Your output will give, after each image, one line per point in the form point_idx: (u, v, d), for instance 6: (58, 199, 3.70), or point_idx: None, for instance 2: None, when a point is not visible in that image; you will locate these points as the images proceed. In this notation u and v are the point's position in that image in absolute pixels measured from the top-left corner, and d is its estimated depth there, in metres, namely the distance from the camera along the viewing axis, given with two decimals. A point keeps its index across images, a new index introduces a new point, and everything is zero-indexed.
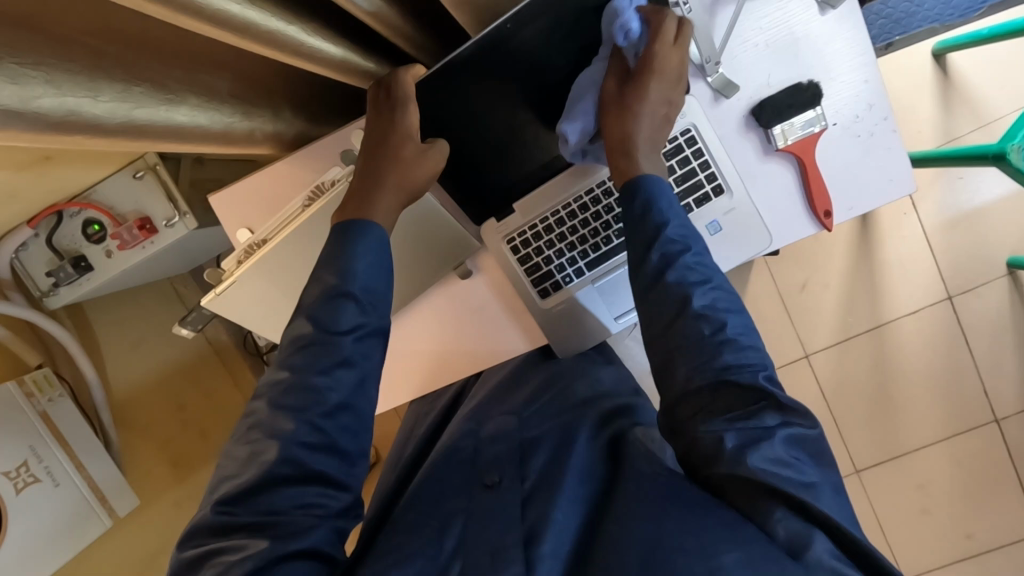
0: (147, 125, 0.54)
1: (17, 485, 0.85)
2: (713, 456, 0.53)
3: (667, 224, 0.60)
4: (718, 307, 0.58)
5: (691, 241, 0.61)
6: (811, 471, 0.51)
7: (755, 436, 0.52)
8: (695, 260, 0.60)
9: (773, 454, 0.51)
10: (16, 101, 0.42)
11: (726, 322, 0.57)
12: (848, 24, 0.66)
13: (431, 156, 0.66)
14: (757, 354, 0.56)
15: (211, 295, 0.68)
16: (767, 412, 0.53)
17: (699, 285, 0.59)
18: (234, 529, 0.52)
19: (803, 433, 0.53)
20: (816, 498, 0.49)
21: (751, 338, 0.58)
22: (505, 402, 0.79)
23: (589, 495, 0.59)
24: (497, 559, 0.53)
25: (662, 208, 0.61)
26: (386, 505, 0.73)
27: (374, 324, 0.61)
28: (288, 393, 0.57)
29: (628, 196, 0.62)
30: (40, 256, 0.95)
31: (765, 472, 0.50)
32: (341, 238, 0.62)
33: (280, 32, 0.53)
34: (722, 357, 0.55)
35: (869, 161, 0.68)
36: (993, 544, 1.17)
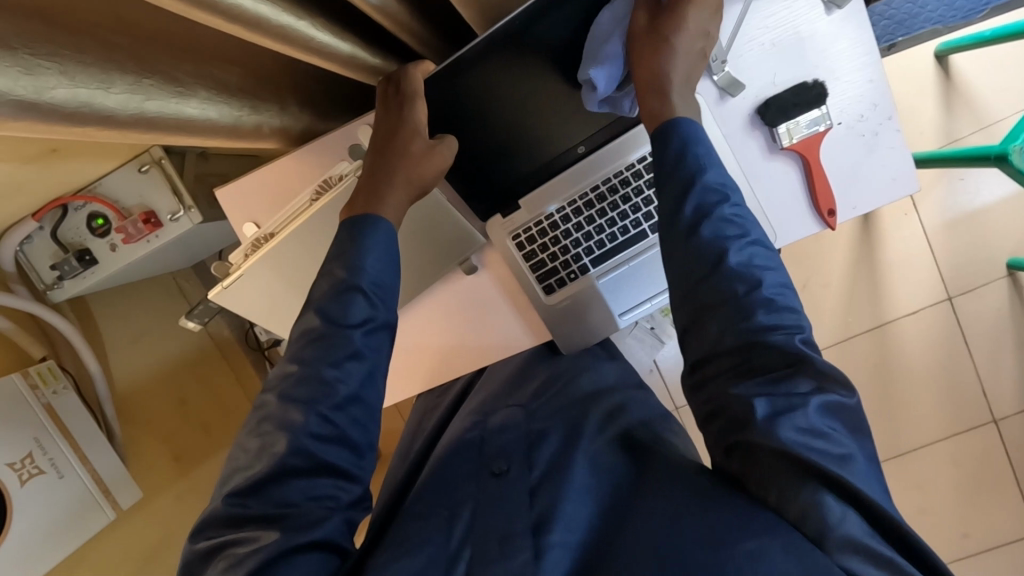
0: (159, 118, 0.55)
1: (21, 476, 0.86)
2: (742, 421, 0.52)
3: (704, 171, 0.59)
4: (754, 264, 0.57)
5: (729, 192, 0.60)
6: (846, 442, 0.49)
7: (789, 404, 0.51)
8: (733, 212, 0.59)
9: (806, 424, 0.50)
10: (30, 92, 0.42)
11: (761, 280, 0.56)
12: (854, 24, 0.66)
13: (439, 153, 0.67)
14: (795, 316, 0.55)
15: (217, 288, 0.69)
16: (800, 377, 0.52)
17: (737, 239, 0.57)
18: (244, 521, 0.53)
19: (840, 402, 0.51)
20: (851, 473, 0.48)
21: (790, 299, 0.56)
22: (510, 396, 0.79)
23: (599, 486, 0.60)
24: (506, 545, 0.53)
25: (704, 153, 0.60)
26: (395, 498, 0.74)
27: (383, 318, 0.61)
28: (298, 385, 0.57)
29: (663, 138, 0.61)
30: (45, 249, 0.95)
31: (798, 443, 0.48)
32: (352, 231, 0.62)
33: (291, 27, 0.53)
34: (756, 318, 0.54)
35: (873, 160, 0.69)
36: (991, 542, 1.18)
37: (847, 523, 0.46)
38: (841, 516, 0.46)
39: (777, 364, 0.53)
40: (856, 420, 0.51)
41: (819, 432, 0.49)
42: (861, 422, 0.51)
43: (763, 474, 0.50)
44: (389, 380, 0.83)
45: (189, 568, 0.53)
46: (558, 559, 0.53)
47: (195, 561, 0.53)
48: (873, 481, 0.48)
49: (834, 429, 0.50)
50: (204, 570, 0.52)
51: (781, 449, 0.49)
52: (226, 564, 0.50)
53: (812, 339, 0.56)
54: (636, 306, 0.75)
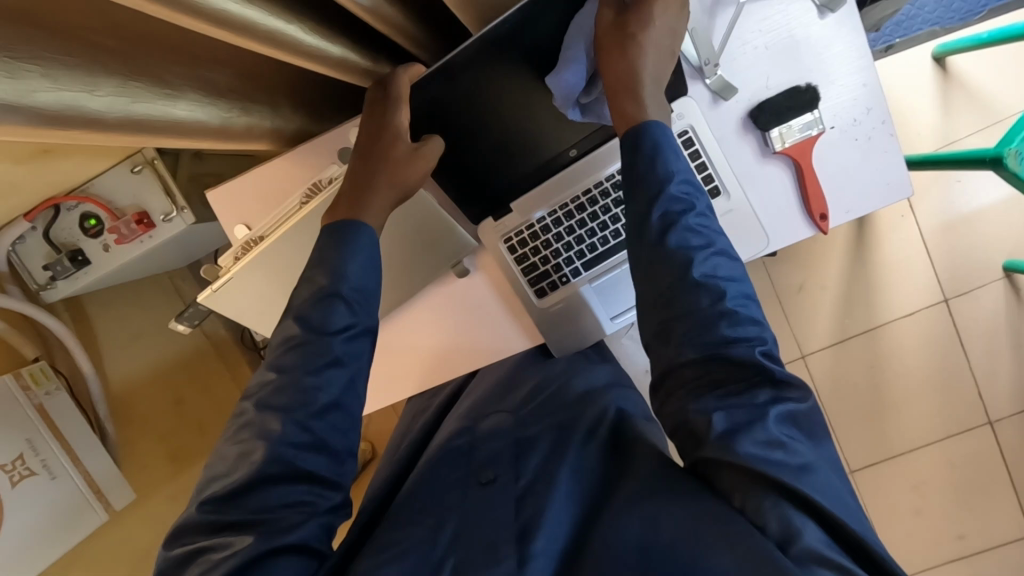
0: (146, 121, 0.54)
1: (12, 478, 0.86)
2: (703, 437, 0.54)
3: (672, 178, 0.60)
4: (718, 275, 0.58)
5: (695, 201, 0.61)
6: (804, 450, 0.52)
7: (750, 414, 0.53)
8: (697, 222, 0.60)
9: (764, 436, 0.52)
10: (13, 96, 0.42)
11: (725, 292, 0.57)
12: (848, 28, 0.66)
13: (427, 155, 0.66)
14: (760, 330, 0.57)
15: (206, 291, 0.68)
16: (758, 389, 0.55)
17: (701, 249, 0.59)
18: (220, 528, 0.53)
19: (794, 411, 0.54)
20: (812, 482, 0.49)
21: (751, 310, 0.58)
22: (501, 403, 0.79)
23: (583, 494, 0.60)
24: (490, 556, 0.53)
25: (668, 158, 0.61)
26: (385, 495, 0.74)
27: (364, 325, 0.61)
28: (276, 393, 0.57)
29: (632, 141, 0.61)
30: (38, 249, 0.95)
31: (756, 457, 0.50)
32: (334, 237, 0.62)
33: (279, 30, 0.53)
34: (720, 330, 0.56)
35: (866, 165, 0.69)
36: (984, 545, 1.18)
37: (805, 534, 0.47)
38: (800, 528, 0.47)
39: (739, 376, 0.56)
40: (811, 426, 0.54)
41: (780, 444, 0.51)
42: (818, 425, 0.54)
43: (729, 485, 0.52)
44: (380, 382, 0.83)
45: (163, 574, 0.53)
46: (544, 567, 0.52)
47: (167, 569, 0.52)
48: (839, 490, 0.50)
49: (790, 442, 0.52)
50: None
51: (743, 465, 0.50)
52: (201, 569, 0.51)
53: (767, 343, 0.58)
54: (629, 310, 0.75)
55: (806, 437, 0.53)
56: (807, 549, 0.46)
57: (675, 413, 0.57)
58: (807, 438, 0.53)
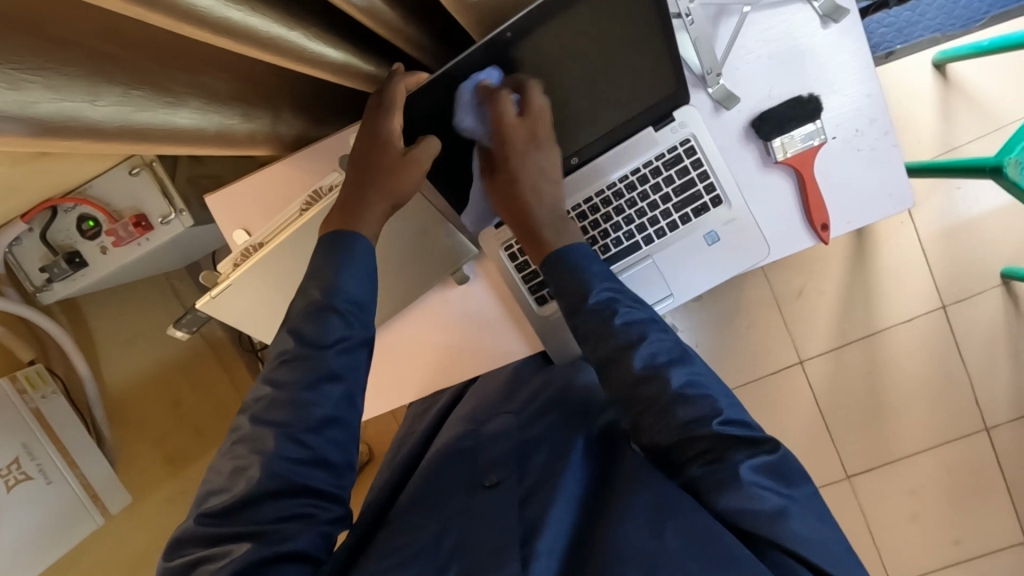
0: (148, 129, 0.54)
1: (8, 483, 0.85)
2: (698, 493, 0.57)
3: (592, 288, 0.64)
4: (658, 362, 0.60)
5: (621, 299, 0.64)
6: (786, 495, 0.53)
7: (724, 476, 0.55)
8: (626, 319, 0.62)
9: (748, 491, 0.53)
10: (14, 108, 0.41)
11: (669, 377, 0.59)
12: (851, 38, 0.66)
13: (420, 163, 0.64)
14: (712, 401, 0.58)
15: (205, 297, 0.67)
16: (736, 451, 0.56)
17: (635, 342, 0.61)
18: (219, 539, 0.53)
19: (771, 463, 0.55)
20: (798, 526, 0.51)
21: (703, 385, 0.60)
22: (506, 406, 0.79)
23: (583, 495, 0.60)
24: (498, 557, 0.53)
25: (587, 272, 0.64)
26: (390, 494, 0.75)
27: (360, 337, 0.61)
28: (272, 408, 0.57)
29: (551, 269, 0.66)
30: (35, 251, 0.94)
31: (742, 512, 0.53)
32: (331, 248, 0.61)
33: (282, 38, 0.52)
34: (677, 413, 0.58)
35: (868, 175, 0.68)
36: (980, 550, 1.18)
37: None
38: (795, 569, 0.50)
39: (716, 446, 0.56)
40: (788, 471, 0.55)
41: (757, 494, 0.53)
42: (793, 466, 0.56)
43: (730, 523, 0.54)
44: (373, 389, 0.82)
45: None
46: (546, 565, 0.53)
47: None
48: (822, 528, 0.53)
49: (772, 490, 0.53)
50: None
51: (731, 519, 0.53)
52: None
53: (736, 409, 0.60)
54: None
55: (790, 487, 0.54)
56: None
57: (682, 477, 0.59)
58: (790, 483, 0.54)
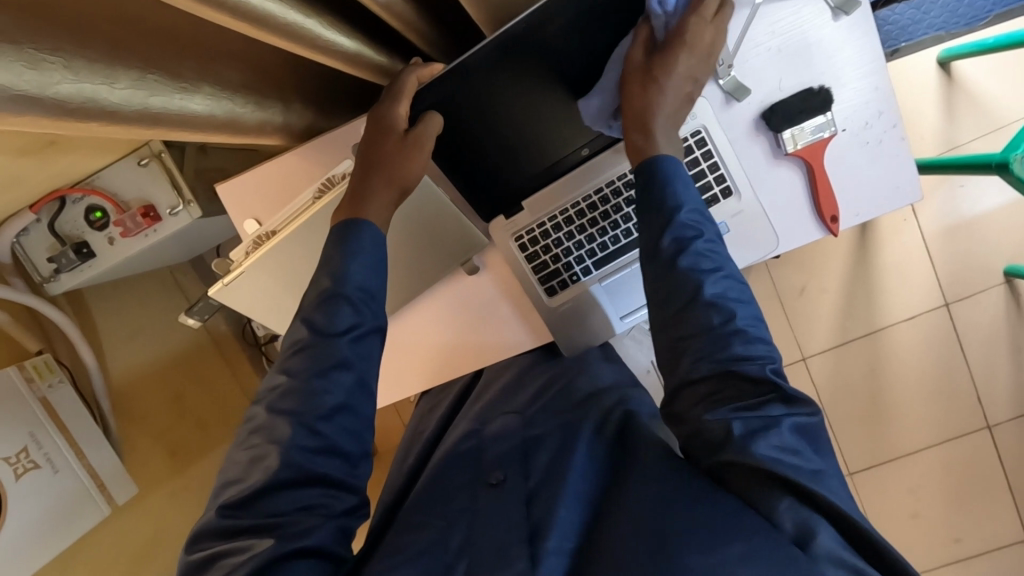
0: (162, 114, 0.54)
1: (17, 471, 0.84)
2: (719, 444, 0.54)
3: (681, 207, 0.61)
4: (728, 296, 0.59)
5: (704, 226, 0.62)
6: (814, 460, 0.52)
7: (764, 420, 0.54)
8: (707, 246, 0.61)
9: (780, 441, 0.52)
10: (34, 87, 0.41)
11: (735, 312, 0.58)
12: (860, 31, 0.66)
13: (425, 146, 0.64)
14: (766, 348, 0.58)
15: (217, 284, 0.68)
16: (773, 403, 0.55)
17: (710, 272, 0.60)
18: (238, 531, 0.53)
19: (805, 423, 0.54)
20: (826, 487, 0.50)
21: (758, 330, 0.58)
22: (510, 401, 0.79)
23: (590, 493, 0.60)
24: (501, 559, 0.53)
25: (675, 191, 0.62)
26: (393, 504, 0.74)
27: (370, 324, 0.61)
28: (286, 396, 0.57)
29: (645, 177, 0.63)
30: (42, 241, 0.94)
31: (771, 459, 0.51)
32: (340, 237, 0.62)
33: (297, 24, 0.52)
34: (731, 347, 0.56)
35: (876, 167, 0.69)
36: (983, 547, 1.19)
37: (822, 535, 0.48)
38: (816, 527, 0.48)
39: (753, 392, 0.55)
40: (819, 437, 0.54)
41: (793, 447, 0.52)
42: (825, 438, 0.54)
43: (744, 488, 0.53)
44: (386, 381, 0.82)
45: None
46: (554, 566, 0.52)
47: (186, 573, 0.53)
48: (846, 499, 0.51)
49: (804, 448, 0.53)
50: None
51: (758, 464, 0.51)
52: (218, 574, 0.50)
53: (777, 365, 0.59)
54: (639, 308, 0.75)
55: (816, 453, 0.53)
56: (826, 550, 0.47)
57: (690, 429, 0.57)
58: (818, 450, 0.53)
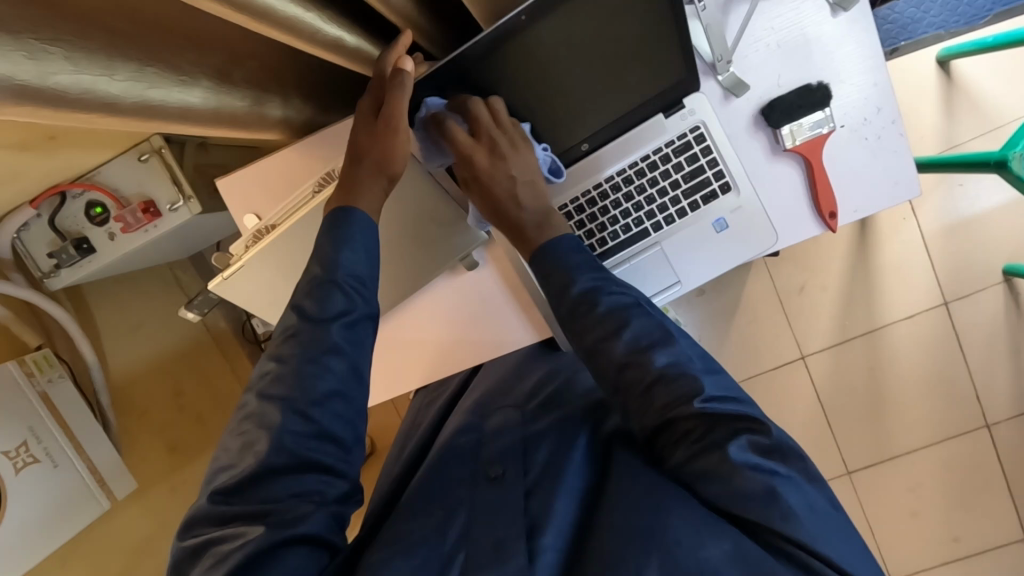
0: (161, 107, 0.54)
1: (17, 464, 0.85)
2: (683, 481, 0.56)
3: (575, 280, 0.65)
4: (641, 347, 0.61)
5: (606, 288, 0.64)
6: (773, 474, 0.51)
7: (706, 457, 0.54)
8: (607, 308, 0.63)
9: (727, 473, 0.52)
10: (34, 77, 0.41)
11: (652, 360, 0.60)
12: (859, 27, 0.66)
13: (397, 127, 0.65)
14: (693, 380, 0.58)
15: (216, 278, 0.69)
16: (717, 431, 0.55)
17: (618, 331, 0.62)
18: (230, 518, 0.53)
19: (755, 442, 0.54)
20: (779, 506, 0.49)
21: (687, 365, 0.60)
22: (508, 397, 0.79)
23: (587, 485, 0.61)
24: (501, 550, 0.54)
25: (567, 264, 0.66)
26: (391, 495, 0.74)
27: (362, 311, 0.62)
28: (275, 382, 0.58)
29: (539, 258, 0.67)
30: (42, 237, 0.94)
31: (721, 498, 0.52)
32: (332, 225, 0.63)
33: (297, 18, 0.52)
34: (657, 395, 0.59)
35: (875, 164, 0.69)
36: (981, 546, 1.19)
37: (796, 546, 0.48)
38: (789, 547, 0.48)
39: (696, 428, 0.56)
40: (782, 450, 0.53)
41: (740, 475, 0.51)
42: (790, 448, 0.53)
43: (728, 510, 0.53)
44: (380, 377, 0.82)
45: (178, 566, 0.53)
46: (549, 561, 0.53)
47: (180, 560, 0.53)
48: (815, 508, 0.50)
49: (758, 468, 0.51)
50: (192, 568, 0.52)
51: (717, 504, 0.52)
52: (211, 561, 0.50)
53: (721, 386, 0.59)
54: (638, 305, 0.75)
55: (781, 465, 0.52)
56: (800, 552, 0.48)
57: (665, 467, 0.59)
58: (779, 461, 0.52)
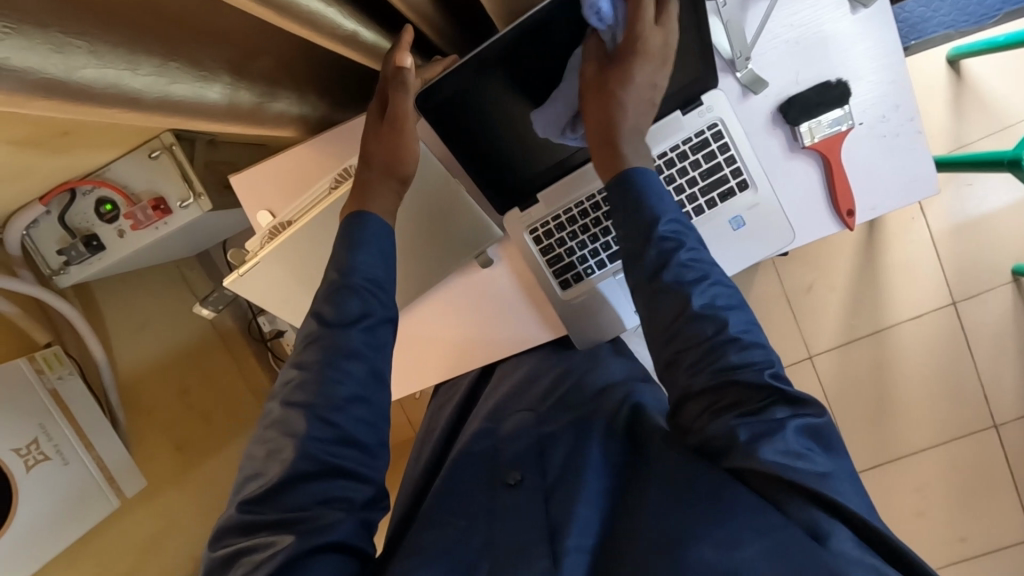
0: (183, 102, 0.54)
1: (28, 463, 0.85)
2: (722, 450, 0.54)
3: (659, 219, 0.61)
4: (717, 305, 0.58)
5: (685, 237, 0.61)
6: (822, 461, 0.51)
7: (766, 426, 0.52)
8: (690, 256, 0.60)
9: (784, 446, 0.51)
10: (60, 71, 0.41)
11: (727, 321, 0.57)
12: (878, 24, 0.66)
13: (404, 125, 0.65)
14: (760, 350, 0.56)
15: (233, 275, 0.69)
16: (777, 406, 0.54)
17: (696, 283, 0.59)
18: (260, 527, 0.53)
19: (811, 424, 0.53)
20: (836, 488, 0.48)
21: (756, 335, 0.58)
22: (524, 398, 0.79)
23: (609, 487, 0.59)
24: (521, 555, 0.53)
25: (654, 202, 0.61)
26: (415, 501, 0.75)
27: (381, 315, 0.61)
28: (298, 390, 0.57)
29: (619, 191, 0.62)
30: (52, 233, 0.94)
31: (778, 465, 0.49)
32: (347, 228, 0.63)
33: (317, 12, 0.52)
34: (728, 356, 0.56)
35: (894, 161, 0.69)
36: (989, 546, 1.19)
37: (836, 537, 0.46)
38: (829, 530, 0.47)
39: (752, 399, 0.54)
40: (830, 439, 0.53)
41: (795, 449, 0.51)
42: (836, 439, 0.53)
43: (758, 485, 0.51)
44: (399, 375, 0.82)
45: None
46: (576, 563, 0.52)
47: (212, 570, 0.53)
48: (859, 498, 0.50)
49: (811, 449, 0.51)
50: None
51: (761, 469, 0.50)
52: (244, 569, 0.50)
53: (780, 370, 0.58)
54: None
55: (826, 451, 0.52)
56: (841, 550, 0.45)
57: (699, 439, 0.56)
58: (828, 449, 0.52)
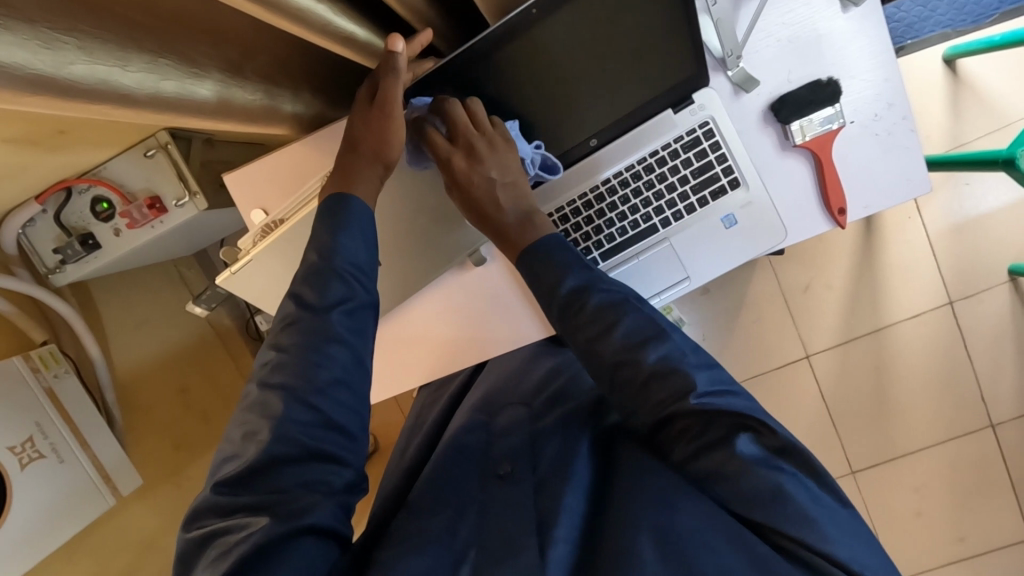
0: (175, 100, 0.54)
1: (23, 460, 0.84)
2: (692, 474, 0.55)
3: (565, 277, 0.66)
4: (635, 343, 0.61)
5: (596, 284, 0.65)
6: (778, 472, 0.51)
7: (717, 451, 0.54)
8: (601, 302, 0.64)
9: (734, 468, 0.52)
10: (49, 67, 0.42)
11: (645, 356, 0.60)
12: (870, 23, 0.66)
13: (392, 110, 0.65)
14: (686, 375, 0.57)
15: (226, 273, 0.70)
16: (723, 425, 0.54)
17: (610, 327, 0.63)
18: (235, 510, 0.53)
19: (764, 439, 0.53)
20: (790, 503, 0.49)
21: (683, 359, 0.59)
22: (514, 393, 0.79)
23: (592, 479, 0.60)
24: (512, 544, 0.54)
25: (561, 261, 0.66)
26: (401, 491, 0.73)
27: (363, 300, 0.62)
28: (278, 371, 0.58)
29: (532, 254, 0.68)
30: (48, 232, 0.94)
31: (734, 494, 0.51)
32: (329, 214, 0.63)
33: (310, 11, 0.52)
34: (662, 387, 0.58)
35: (887, 160, 0.69)
36: (986, 546, 1.19)
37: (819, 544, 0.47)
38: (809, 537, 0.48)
39: (696, 422, 0.56)
40: (788, 445, 0.52)
41: (751, 473, 0.51)
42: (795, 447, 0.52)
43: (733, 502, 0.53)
44: (391, 374, 0.82)
45: (183, 558, 0.53)
46: (562, 555, 0.52)
47: (188, 550, 0.52)
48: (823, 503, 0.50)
49: (766, 463, 0.51)
50: (197, 558, 0.52)
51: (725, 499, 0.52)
52: (219, 551, 0.50)
53: (715, 379, 0.58)
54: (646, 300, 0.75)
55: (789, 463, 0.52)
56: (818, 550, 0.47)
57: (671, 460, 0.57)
58: (787, 457, 0.52)
